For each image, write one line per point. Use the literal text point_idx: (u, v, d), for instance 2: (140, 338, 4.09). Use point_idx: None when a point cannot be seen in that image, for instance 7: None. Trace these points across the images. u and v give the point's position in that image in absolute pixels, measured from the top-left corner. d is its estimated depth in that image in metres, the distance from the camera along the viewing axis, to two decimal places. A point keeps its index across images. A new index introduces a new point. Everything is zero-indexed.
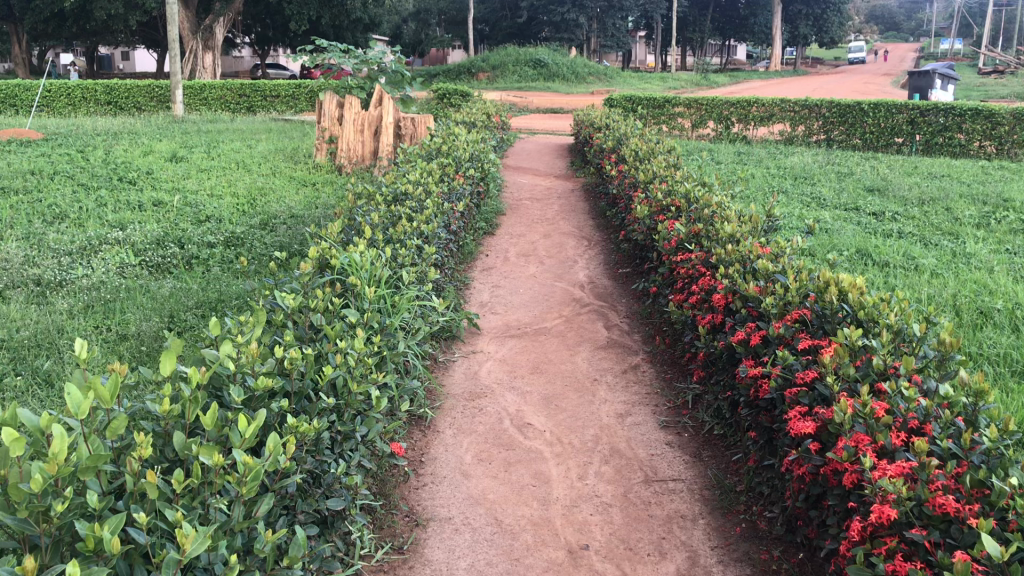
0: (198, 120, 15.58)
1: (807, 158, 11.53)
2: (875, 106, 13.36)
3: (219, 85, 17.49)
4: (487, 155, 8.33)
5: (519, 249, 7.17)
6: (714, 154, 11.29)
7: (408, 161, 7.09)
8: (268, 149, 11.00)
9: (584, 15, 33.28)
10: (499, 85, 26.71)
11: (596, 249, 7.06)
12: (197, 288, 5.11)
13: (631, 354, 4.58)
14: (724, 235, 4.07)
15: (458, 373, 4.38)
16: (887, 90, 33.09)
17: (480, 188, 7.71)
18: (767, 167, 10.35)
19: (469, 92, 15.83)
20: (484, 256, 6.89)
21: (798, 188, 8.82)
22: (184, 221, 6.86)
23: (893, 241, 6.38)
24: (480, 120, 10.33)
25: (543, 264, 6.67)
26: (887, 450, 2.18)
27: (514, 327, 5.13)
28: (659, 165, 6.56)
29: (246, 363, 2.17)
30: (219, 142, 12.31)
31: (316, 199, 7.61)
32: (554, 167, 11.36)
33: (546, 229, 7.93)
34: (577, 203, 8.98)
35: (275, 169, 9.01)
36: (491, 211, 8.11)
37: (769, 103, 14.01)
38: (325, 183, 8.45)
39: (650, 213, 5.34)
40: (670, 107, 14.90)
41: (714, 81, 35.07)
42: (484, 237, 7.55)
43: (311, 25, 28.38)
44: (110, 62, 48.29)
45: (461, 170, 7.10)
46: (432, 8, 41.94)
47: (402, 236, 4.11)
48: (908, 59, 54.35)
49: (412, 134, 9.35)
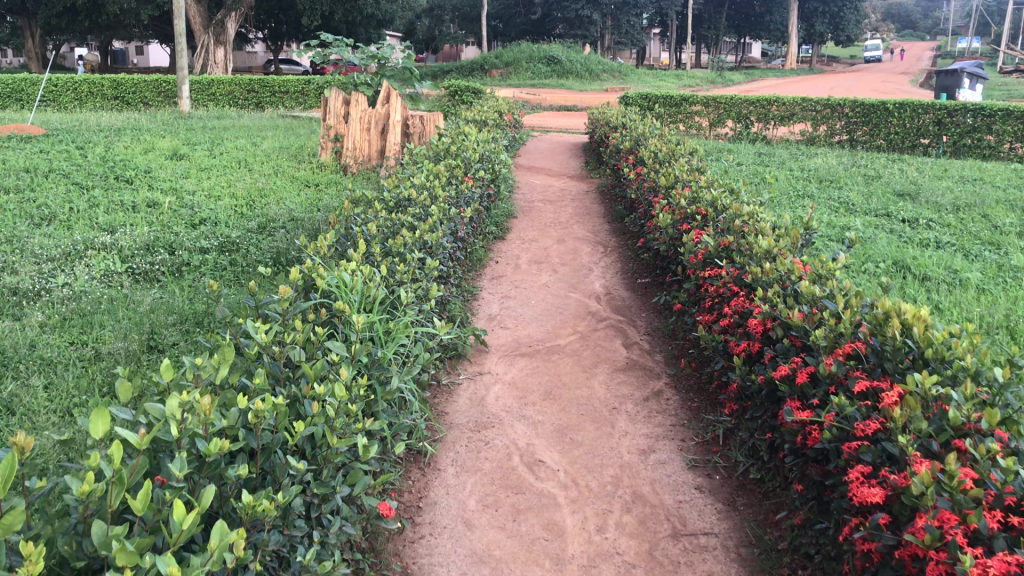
0: (204, 117, 15.25)
1: (831, 160, 11.08)
2: (901, 106, 12.89)
3: (227, 81, 17.14)
4: (499, 156, 7.94)
5: (531, 256, 6.78)
6: (735, 155, 10.87)
7: (415, 162, 6.71)
8: (273, 147, 10.65)
9: (598, 12, 32.83)
10: (512, 81, 26.34)
11: (612, 256, 6.67)
12: (185, 300, 4.76)
13: (653, 378, 4.18)
14: (760, 250, 3.67)
15: (463, 398, 4.00)
16: (907, 89, 32.50)
17: (491, 190, 7.32)
18: (790, 169, 9.92)
19: (480, 88, 15.43)
20: (494, 263, 6.50)
21: (824, 193, 8.39)
22: (178, 224, 6.51)
23: (931, 251, 5.95)
24: (491, 118, 9.94)
25: (557, 273, 6.28)
26: (982, 535, 1.78)
27: (524, 344, 4.75)
28: (682, 168, 6.15)
29: (199, 421, 1.80)
30: (224, 139, 11.97)
31: (320, 201, 7.25)
32: (568, 167, 10.96)
33: (559, 233, 7.54)
34: (592, 206, 8.58)
35: (278, 169, 8.66)
36: (501, 214, 7.72)
37: (790, 102, 13.58)
38: (329, 183, 8.09)
39: (674, 220, 4.95)
40: (688, 106, 14.49)
41: (730, 78, 34.60)
42: (494, 243, 7.16)
43: (322, 19, 28.08)
44: (124, 57, 48.26)
45: (470, 172, 6.71)
46: (444, 4, 41.63)
47: (401, 247, 3.73)
48: (928, 57, 53.61)
49: (420, 133, 8.90)
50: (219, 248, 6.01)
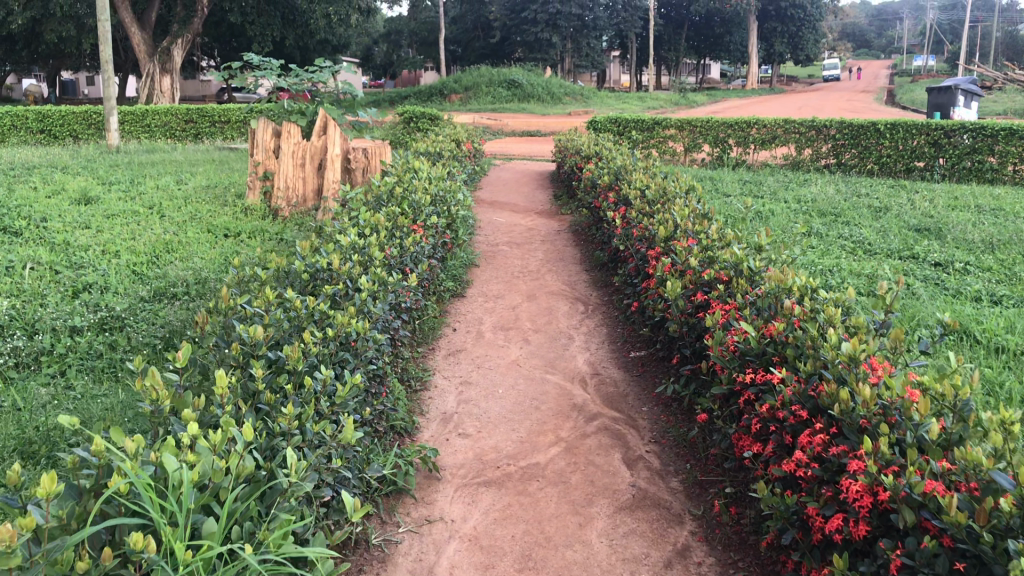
0: (134, 151, 13.88)
1: (826, 188, 10.05)
2: (892, 128, 11.94)
3: (163, 110, 15.77)
4: (456, 195, 6.73)
5: (497, 318, 5.58)
6: (719, 185, 9.81)
7: (351, 208, 5.46)
8: (200, 186, 9.37)
9: (558, 35, 31.83)
10: (472, 106, 25.28)
11: (594, 317, 5.51)
12: (20, 416, 3.46)
13: (673, 525, 2.97)
14: (838, 355, 2.49)
15: (402, 572, 2.72)
16: (874, 108, 31.94)
17: (446, 238, 6.09)
18: (785, 200, 8.86)
19: (438, 114, 14.27)
20: (449, 331, 5.27)
21: (831, 231, 7.29)
22: (53, 292, 5.19)
23: (989, 308, 4.83)
24: (446, 149, 8.74)
25: (529, 342, 5.08)
26: None
27: (490, 463, 3.49)
28: (682, 209, 4.98)
29: None
30: (147, 177, 10.64)
31: (240, 255, 5.97)
32: (535, 202, 9.79)
33: (529, 286, 6.39)
34: (566, 250, 7.43)
35: (194, 215, 7.36)
36: (460, 264, 6.50)
37: (772, 124, 12.62)
38: (254, 231, 6.82)
39: (685, 284, 3.76)
40: (660, 130, 13.52)
41: (694, 100, 33.88)
42: (451, 302, 5.92)
43: (275, 44, 26.80)
44: (74, 87, 46.68)
45: (419, 220, 5.49)
46: (402, 29, 40.48)
47: (298, 359, 2.48)
48: (885, 76, 53.64)
49: (364, 168, 7.66)
50: (97, 326, 4.71)
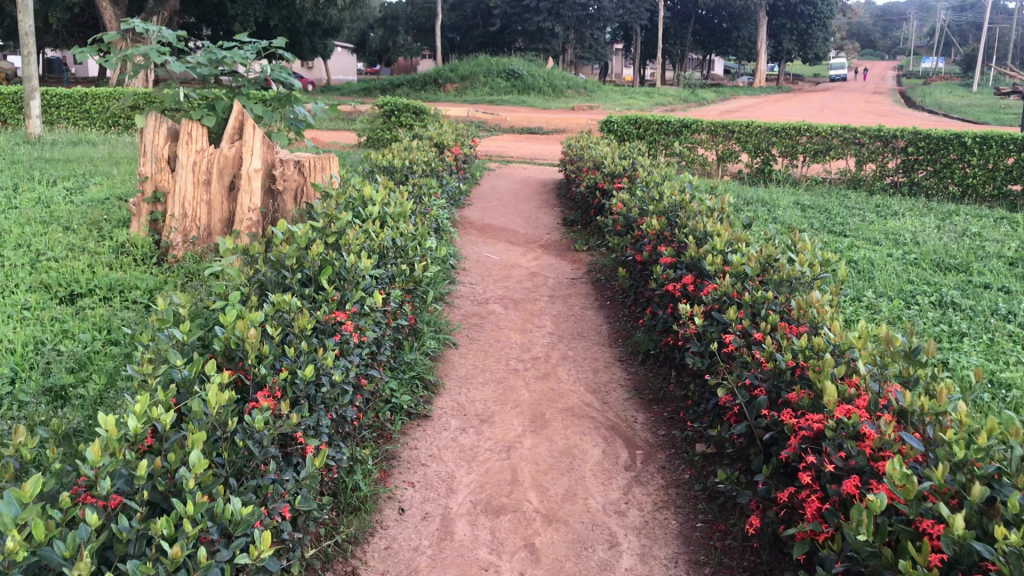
0: (56, 143, 11.40)
1: (915, 220, 7.73)
2: (982, 141, 9.61)
3: (105, 95, 13.29)
4: (423, 243, 4.38)
5: (478, 476, 3.23)
6: (780, 216, 7.49)
7: (226, 287, 3.09)
8: (90, 201, 6.92)
9: (561, 25, 29.31)
10: (466, 98, 22.97)
11: (650, 483, 3.17)
12: None
13: None
14: None
15: None
16: (899, 111, 29.61)
17: (399, 321, 3.74)
18: (877, 244, 6.55)
19: (425, 108, 11.75)
20: (394, 518, 2.91)
21: (975, 302, 4.96)
22: None
23: None
24: (420, 160, 6.37)
25: (536, 550, 2.73)
26: None
27: None
28: (836, 327, 2.65)
29: None
30: (41, 181, 8.18)
31: (58, 350, 3.60)
32: (539, 228, 7.44)
33: (536, 391, 4.05)
34: (586, 318, 5.07)
35: (39, 256, 4.97)
36: (425, 354, 4.14)
37: (826, 131, 10.32)
38: (114, 288, 4.44)
39: None
40: (690, 133, 11.19)
41: (704, 97, 31.51)
42: (405, 433, 3.56)
43: (258, 26, 24.32)
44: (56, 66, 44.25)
45: (349, 306, 3.13)
46: (399, 15, 38.06)
47: None
48: (899, 77, 51.44)
49: (299, 189, 5.23)
50: None
